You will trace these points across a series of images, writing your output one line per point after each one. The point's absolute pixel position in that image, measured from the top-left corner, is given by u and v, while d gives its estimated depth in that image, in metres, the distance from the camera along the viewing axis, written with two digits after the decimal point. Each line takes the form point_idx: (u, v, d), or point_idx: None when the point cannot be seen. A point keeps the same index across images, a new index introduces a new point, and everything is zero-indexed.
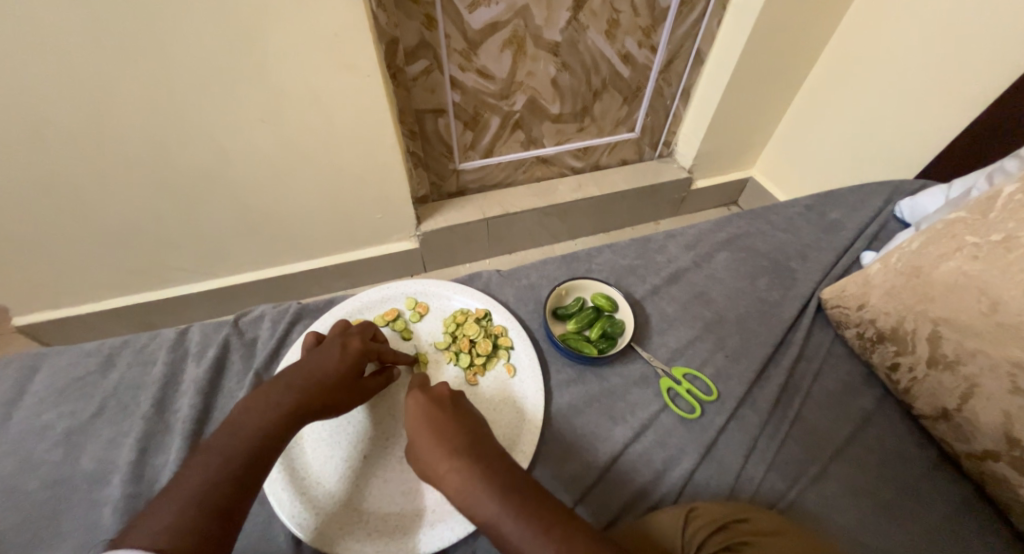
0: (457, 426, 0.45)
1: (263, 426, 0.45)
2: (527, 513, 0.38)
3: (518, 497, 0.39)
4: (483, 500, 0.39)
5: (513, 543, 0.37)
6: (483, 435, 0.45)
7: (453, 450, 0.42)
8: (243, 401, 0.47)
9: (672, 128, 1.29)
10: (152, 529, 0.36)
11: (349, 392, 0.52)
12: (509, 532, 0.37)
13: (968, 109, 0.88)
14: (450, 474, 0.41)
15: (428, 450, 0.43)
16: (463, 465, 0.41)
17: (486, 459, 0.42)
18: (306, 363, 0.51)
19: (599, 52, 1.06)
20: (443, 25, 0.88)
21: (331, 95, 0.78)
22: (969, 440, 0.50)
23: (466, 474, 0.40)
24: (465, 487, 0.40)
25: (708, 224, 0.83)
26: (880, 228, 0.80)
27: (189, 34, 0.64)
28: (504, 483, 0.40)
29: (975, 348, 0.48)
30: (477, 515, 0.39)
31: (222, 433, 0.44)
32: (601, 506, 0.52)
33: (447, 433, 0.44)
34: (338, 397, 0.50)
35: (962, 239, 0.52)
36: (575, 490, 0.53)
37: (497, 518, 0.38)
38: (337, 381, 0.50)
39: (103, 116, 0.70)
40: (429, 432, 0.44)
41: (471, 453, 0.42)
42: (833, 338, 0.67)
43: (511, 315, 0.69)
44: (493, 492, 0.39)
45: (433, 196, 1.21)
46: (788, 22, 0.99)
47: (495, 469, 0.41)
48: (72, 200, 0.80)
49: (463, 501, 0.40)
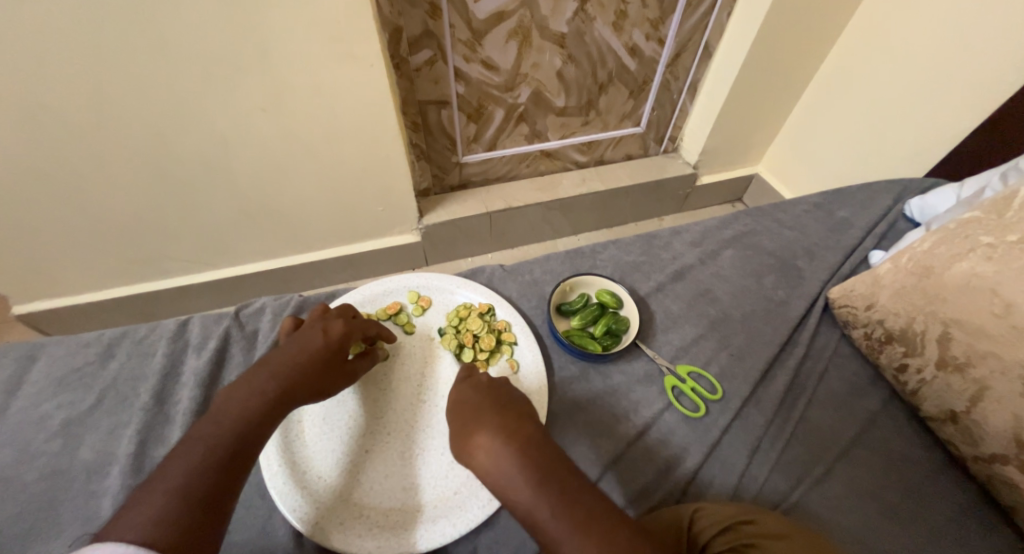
0: (490, 406, 0.45)
1: (248, 414, 0.44)
2: (565, 503, 0.37)
3: (553, 483, 0.38)
4: (516, 483, 0.38)
5: (548, 532, 0.36)
6: (519, 412, 0.44)
7: (486, 428, 0.42)
8: (226, 389, 0.46)
9: (677, 123, 1.28)
10: (134, 521, 0.35)
11: (334, 375, 0.51)
12: (545, 521, 0.36)
13: (979, 107, 0.86)
14: (483, 452, 0.41)
15: (466, 429, 0.44)
16: (496, 444, 0.41)
17: (522, 440, 0.41)
18: (287, 349, 0.50)
19: (606, 44, 1.04)
20: (448, 14, 0.87)
21: (334, 85, 0.77)
22: (977, 443, 0.50)
23: (497, 455, 0.40)
24: (497, 469, 0.40)
25: (714, 221, 0.82)
26: (889, 227, 0.79)
27: (188, 21, 0.62)
28: (538, 467, 0.39)
29: (988, 350, 0.48)
30: (512, 500, 0.38)
31: (205, 423, 0.43)
32: (629, 477, 0.54)
33: (485, 414, 0.44)
34: (323, 381, 0.50)
35: (977, 239, 0.51)
36: (603, 462, 0.55)
37: (533, 504, 0.37)
38: (322, 365, 0.50)
39: (100, 103, 0.69)
40: (470, 414, 0.45)
41: (503, 431, 0.42)
42: (839, 338, 0.67)
43: (514, 310, 0.69)
44: (526, 477, 0.38)
45: (435, 188, 1.19)
46: (799, 17, 0.97)
47: (530, 450, 0.40)
48: (71, 189, 0.79)
49: (496, 484, 0.39)
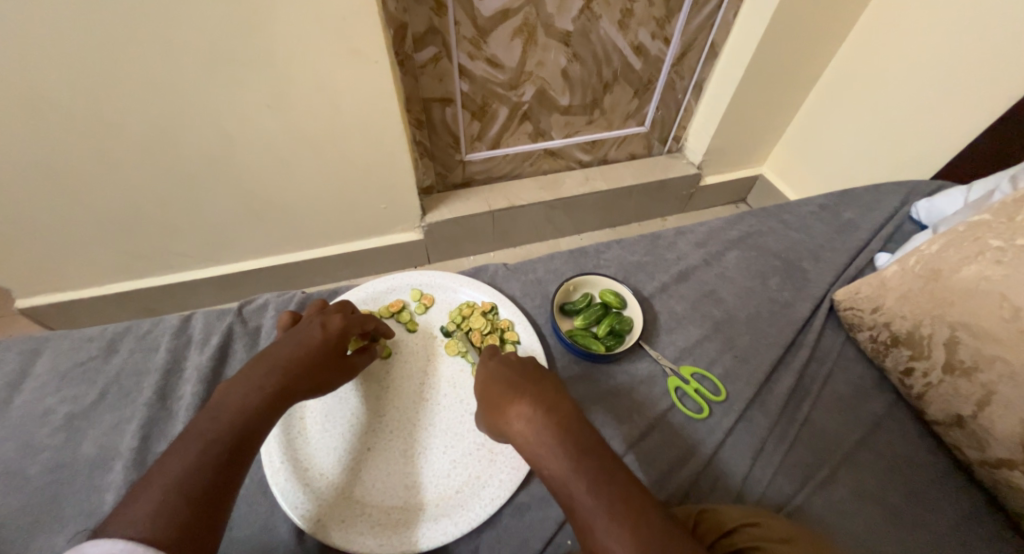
0: (530, 379, 0.47)
1: (249, 409, 0.43)
2: (598, 479, 0.38)
3: (588, 459, 0.39)
4: (553, 453, 0.40)
5: (579, 504, 0.37)
6: (559, 390, 0.46)
7: (525, 399, 0.45)
8: (224, 384, 0.45)
9: (682, 123, 1.27)
10: (134, 517, 0.34)
11: (332, 370, 0.51)
12: (577, 493, 0.38)
13: (987, 110, 0.86)
14: (521, 422, 0.44)
15: (501, 400, 0.46)
16: (534, 415, 0.43)
17: (559, 413, 0.43)
18: (287, 343, 0.50)
19: (611, 43, 1.04)
20: (454, 11, 0.86)
21: (338, 81, 0.76)
22: (984, 448, 0.49)
23: (535, 425, 0.42)
24: (534, 438, 0.42)
25: (719, 222, 0.82)
26: (895, 229, 0.78)
27: (192, 15, 0.62)
28: (577, 444, 0.40)
29: (996, 354, 0.47)
30: (546, 468, 0.40)
31: (202, 418, 0.42)
32: (654, 459, 0.55)
33: (522, 386, 0.46)
34: (322, 374, 0.50)
35: (985, 243, 0.51)
36: (626, 440, 0.56)
37: (566, 474, 0.39)
38: (321, 360, 0.50)
39: (103, 96, 0.68)
40: (506, 386, 0.47)
41: (542, 404, 0.44)
42: (844, 340, 0.66)
43: (518, 309, 0.68)
44: (561, 449, 0.40)
45: (439, 186, 1.19)
46: (806, 17, 0.96)
47: (568, 424, 0.42)
48: (74, 182, 0.79)
49: (532, 452, 0.42)
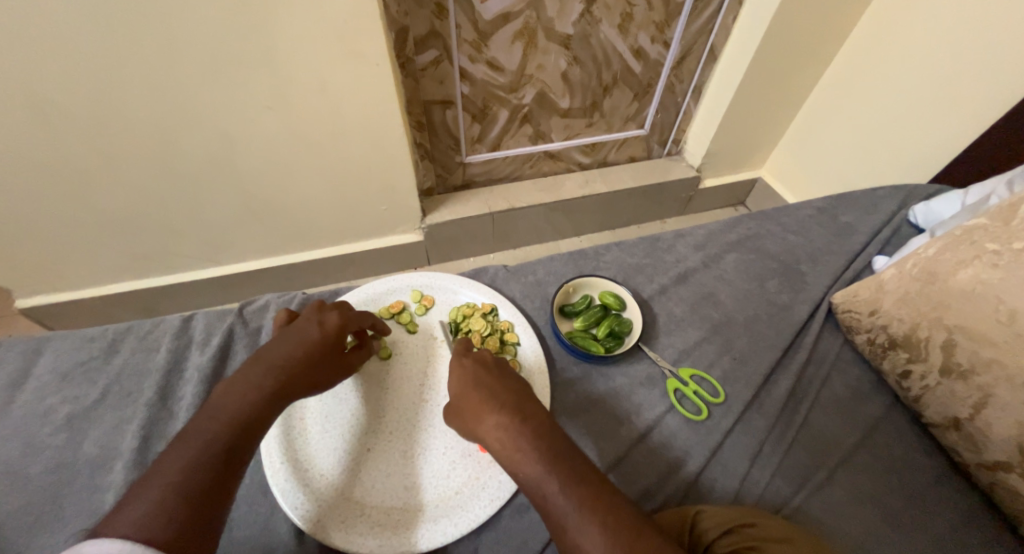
0: (505, 385, 0.47)
1: (244, 411, 0.43)
2: (573, 480, 0.39)
3: (563, 461, 0.40)
4: (529, 456, 0.41)
5: (554, 504, 0.38)
6: (533, 399, 0.47)
7: (501, 405, 0.45)
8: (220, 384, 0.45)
9: (681, 127, 1.28)
10: (130, 518, 0.34)
11: (329, 369, 0.51)
12: (553, 493, 0.38)
13: (984, 114, 0.86)
14: (497, 428, 0.43)
15: (475, 404, 0.46)
16: (510, 423, 0.43)
17: (534, 419, 0.44)
18: (282, 341, 0.49)
19: (611, 46, 1.04)
20: (454, 14, 0.87)
21: (341, 84, 0.77)
22: (980, 451, 0.50)
23: (514, 429, 0.43)
24: (510, 442, 0.42)
25: (719, 224, 0.82)
26: (893, 233, 0.79)
27: (197, 18, 0.63)
28: (552, 447, 0.41)
29: (991, 357, 0.48)
30: (520, 472, 0.41)
31: (201, 419, 0.42)
32: (637, 473, 0.54)
33: (497, 390, 0.47)
34: (320, 374, 0.50)
35: (982, 246, 0.51)
36: (612, 454, 0.56)
37: (540, 476, 0.39)
38: (317, 358, 0.50)
39: (106, 97, 0.69)
40: (480, 389, 0.47)
41: (518, 411, 0.44)
42: (842, 343, 0.67)
43: (518, 311, 0.68)
44: (537, 452, 0.41)
45: (439, 188, 1.19)
46: (804, 22, 0.97)
47: (542, 431, 0.43)
48: (76, 183, 0.79)
49: (508, 455, 0.42)
